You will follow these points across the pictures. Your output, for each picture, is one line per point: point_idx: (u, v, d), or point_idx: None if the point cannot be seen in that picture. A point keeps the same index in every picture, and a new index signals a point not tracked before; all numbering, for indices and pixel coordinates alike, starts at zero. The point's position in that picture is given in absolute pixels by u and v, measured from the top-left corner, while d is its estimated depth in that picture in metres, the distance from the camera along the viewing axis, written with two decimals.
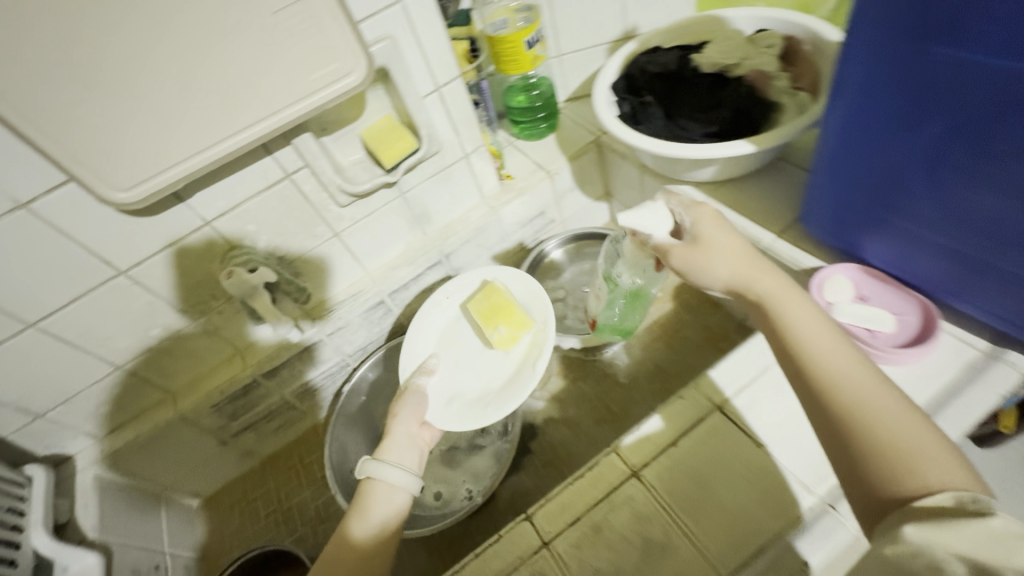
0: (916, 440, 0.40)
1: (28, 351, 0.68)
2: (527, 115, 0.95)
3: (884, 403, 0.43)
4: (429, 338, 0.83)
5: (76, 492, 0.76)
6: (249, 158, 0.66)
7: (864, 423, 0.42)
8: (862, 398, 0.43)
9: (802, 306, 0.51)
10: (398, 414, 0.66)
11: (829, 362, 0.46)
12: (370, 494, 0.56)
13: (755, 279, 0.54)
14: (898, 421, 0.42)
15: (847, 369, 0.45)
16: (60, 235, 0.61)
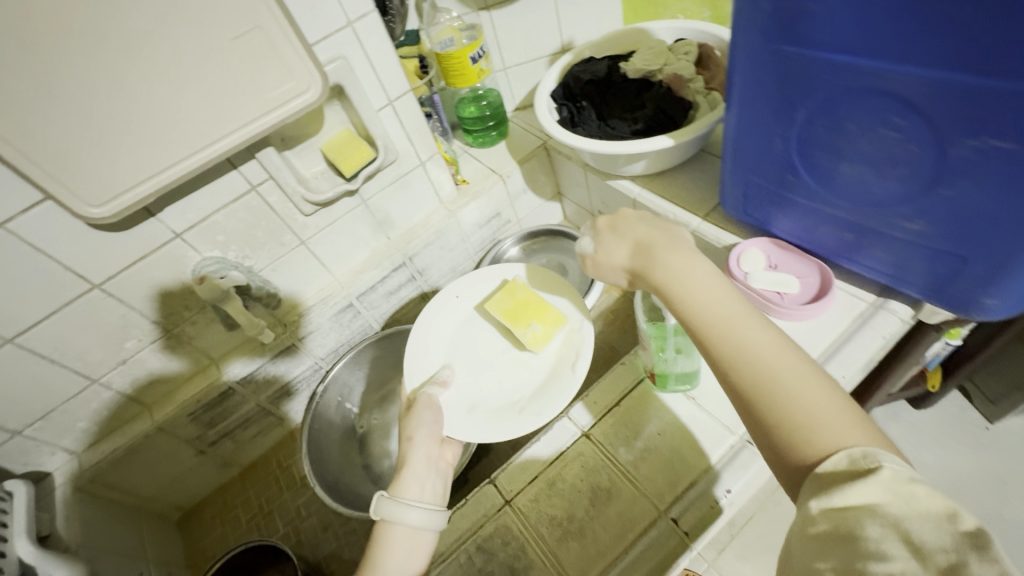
0: (817, 399, 0.41)
1: (5, 367, 0.70)
2: (478, 124, 1.02)
3: (796, 374, 0.43)
4: (441, 344, 0.78)
5: (56, 506, 0.78)
6: (215, 173, 0.71)
7: (774, 393, 0.42)
8: (772, 368, 0.43)
9: (700, 285, 0.49)
10: (414, 438, 0.62)
11: (746, 337, 0.45)
12: (389, 535, 0.53)
13: (670, 272, 0.50)
14: (806, 387, 0.42)
15: (761, 342, 0.45)
16: (36, 252, 0.64)
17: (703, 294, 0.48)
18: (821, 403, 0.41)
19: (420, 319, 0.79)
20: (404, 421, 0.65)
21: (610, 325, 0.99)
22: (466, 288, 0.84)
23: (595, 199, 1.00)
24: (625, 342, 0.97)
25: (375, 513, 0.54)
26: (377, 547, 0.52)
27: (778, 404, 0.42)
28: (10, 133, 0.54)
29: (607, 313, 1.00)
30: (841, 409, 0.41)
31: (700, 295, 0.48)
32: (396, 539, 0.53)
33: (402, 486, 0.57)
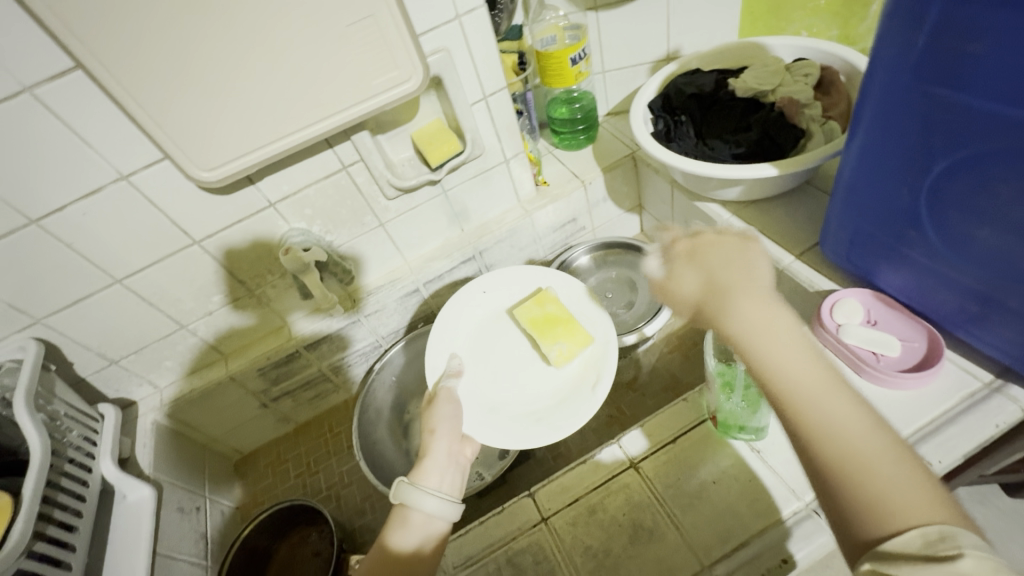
0: (899, 468, 0.36)
1: (112, 303, 0.77)
2: (568, 126, 1.00)
3: (869, 437, 0.37)
4: (466, 342, 0.82)
5: (138, 433, 0.87)
6: (313, 150, 0.74)
7: (844, 451, 0.37)
8: (843, 425, 0.38)
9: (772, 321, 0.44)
10: (435, 430, 0.62)
11: (819, 393, 0.40)
12: (404, 521, 0.53)
13: (734, 310, 0.45)
14: (878, 451, 0.37)
15: (835, 396, 0.39)
16: (150, 205, 0.70)
17: (772, 338, 0.43)
18: (897, 475, 0.36)
19: (447, 308, 0.83)
20: (427, 413, 0.66)
21: (673, 351, 0.95)
22: (493, 283, 0.87)
23: (678, 217, 0.96)
24: (687, 371, 0.92)
25: (394, 497, 0.54)
26: (392, 531, 0.52)
27: (850, 470, 0.37)
28: (144, 98, 0.58)
29: (672, 338, 0.96)
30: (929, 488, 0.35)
31: (771, 338, 0.43)
32: (413, 526, 0.52)
33: (423, 471, 0.57)
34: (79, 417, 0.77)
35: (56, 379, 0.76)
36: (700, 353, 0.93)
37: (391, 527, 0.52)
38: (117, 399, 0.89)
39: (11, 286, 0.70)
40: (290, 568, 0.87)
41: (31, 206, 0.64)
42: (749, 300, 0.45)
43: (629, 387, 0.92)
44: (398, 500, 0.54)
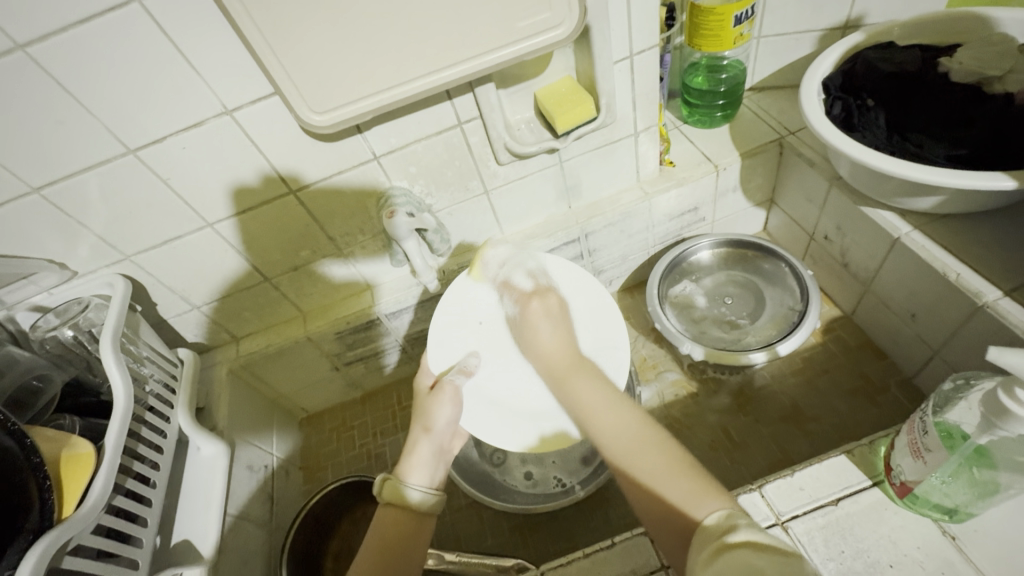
0: (678, 481, 0.47)
1: (200, 247, 0.72)
2: (705, 99, 0.86)
3: (630, 430, 0.53)
4: (470, 321, 0.72)
5: (213, 381, 0.83)
6: (430, 100, 0.65)
7: (611, 441, 0.53)
8: (607, 434, 0.54)
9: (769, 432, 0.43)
10: (428, 429, 0.63)
11: (604, 407, 0.57)
12: (389, 516, 0.58)
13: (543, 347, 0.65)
14: (627, 445, 0.52)
15: (618, 406, 0.56)
16: (250, 145, 0.63)
17: (569, 363, 0.63)
18: (651, 463, 0.49)
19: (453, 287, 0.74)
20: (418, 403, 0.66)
21: (795, 375, 0.83)
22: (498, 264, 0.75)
23: (827, 221, 0.81)
24: (812, 402, 0.80)
25: (380, 494, 0.59)
26: (380, 524, 0.57)
27: (659, 466, 0.49)
28: (261, 16, 0.50)
29: (796, 360, 0.84)
30: (701, 488, 0.46)
31: (593, 392, 0.59)
32: (399, 522, 0.57)
33: (410, 471, 0.61)
34: (159, 362, 0.73)
35: (142, 320, 0.73)
36: (830, 382, 0.81)
37: (379, 523, 0.58)
38: (196, 344, 0.86)
39: (104, 219, 0.65)
40: (350, 540, 0.85)
41: (130, 134, 0.58)
42: (555, 328, 0.66)
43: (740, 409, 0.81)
44: (385, 497, 0.59)
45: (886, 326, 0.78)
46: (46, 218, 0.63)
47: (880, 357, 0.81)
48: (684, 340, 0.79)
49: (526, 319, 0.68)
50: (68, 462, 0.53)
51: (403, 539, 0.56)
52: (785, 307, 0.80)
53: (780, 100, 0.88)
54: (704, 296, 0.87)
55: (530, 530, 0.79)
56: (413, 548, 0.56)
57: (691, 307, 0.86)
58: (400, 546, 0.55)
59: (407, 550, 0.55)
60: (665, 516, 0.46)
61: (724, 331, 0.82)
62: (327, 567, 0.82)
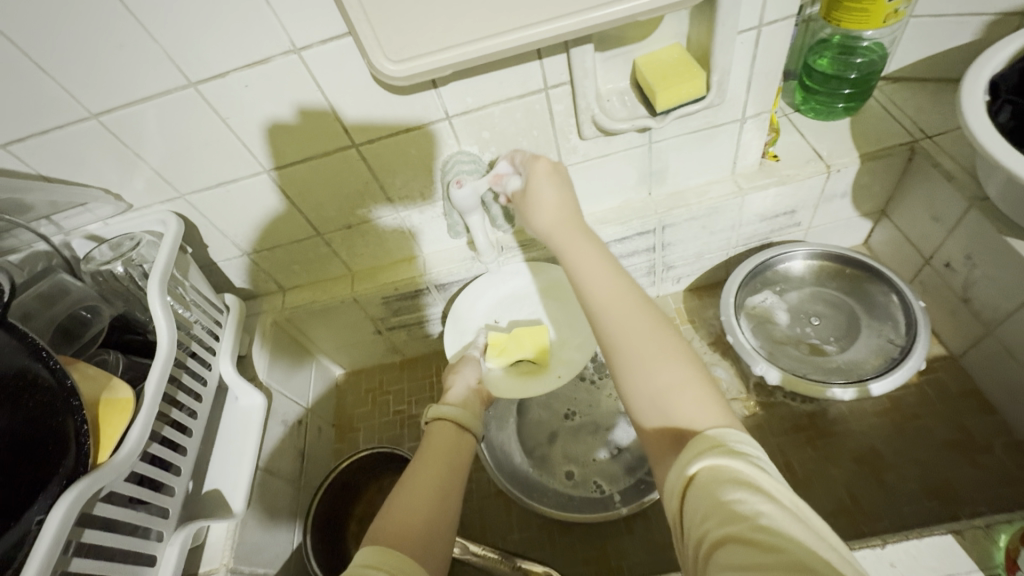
0: (674, 375, 0.43)
1: (256, 193, 0.69)
2: (829, 85, 0.74)
3: (615, 301, 0.49)
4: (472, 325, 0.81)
5: (256, 330, 0.82)
6: (518, 58, 0.57)
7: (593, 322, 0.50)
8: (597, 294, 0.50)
9: (620, 284, 0.50)
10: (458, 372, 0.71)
11: (591, 292, 0.50)
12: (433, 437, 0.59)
13: (543, 208, 0.57)
14: (612, 297, 0.49)
15: (612, 276, 0.51)
16: (317, 91, 0.58)
17: (568, 233, 0.55)
18: (631, 355, 0.45)
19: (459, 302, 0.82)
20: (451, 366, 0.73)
21: (881, 415, 0.73)
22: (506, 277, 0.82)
23: (953, 247, 0.70)
24: (896, 448, 0.71)
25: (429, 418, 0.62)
26: (429, 438, 0.59)
27: (654, 357, 0.44)
28: None
29: (883, 398, 0.75)
30: (689, 389, 0.42)
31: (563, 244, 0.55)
32: (447, 436, 0.59)
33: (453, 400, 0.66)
34: (205, 307, 0.71)
35: (191, 262, 0.70)
36: (921, 430, 0.71)
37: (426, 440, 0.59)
38: (243, 289, 0.84)
39: (160, 153, 0.62)
40: (375, 508, 0.83)
41: (190, 64, 0.53)
42: (556, 190, 0.57)
43: (809, 443, 0.73)
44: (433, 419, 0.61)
45: (1003, 378, 0.67)
46: (103, 146, 0.60)
47: (989, 411, 0.70)
48: (759, 360, 0.70)
49: (527, 186, 0.59)
50: (106, 406, 0.52)
51: (450, 451, 0.57)
52: (884, 340, 0.70)
53: (918, 96, 0.75)
54: (786, 312, 0.78)
55: (560, 532, 0.75)
56: (457, 464, 0.56)
57: (769, 322, 0.77)
58: (447, 458, 0.56)
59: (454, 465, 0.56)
60: (653, 419, 0.43)
61: (806, 355, 0.73)
62: (351, 531, 0.81)
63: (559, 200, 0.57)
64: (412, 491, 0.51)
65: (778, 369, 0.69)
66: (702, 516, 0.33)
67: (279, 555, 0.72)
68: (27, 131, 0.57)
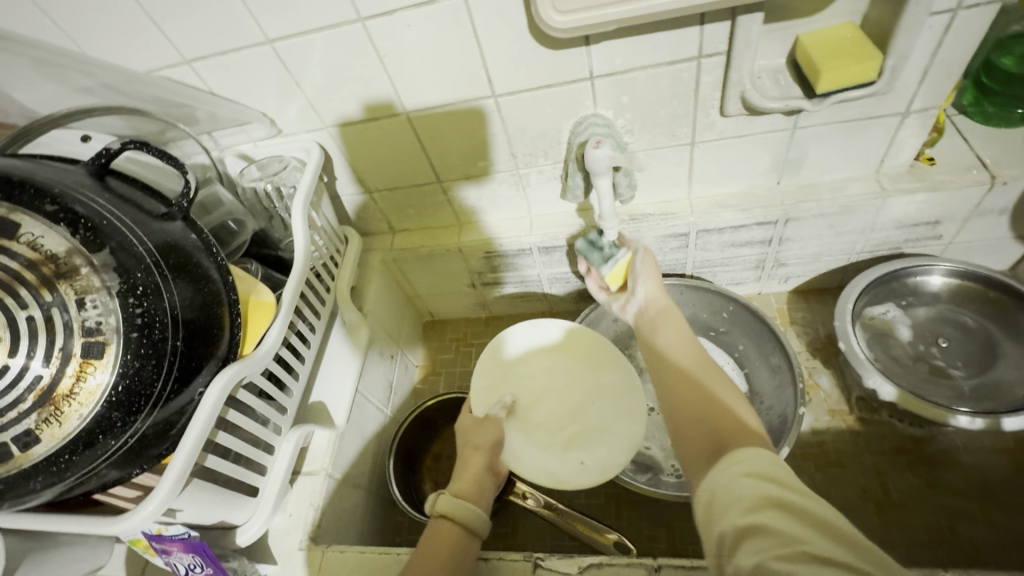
0: (744, 406, 0.48)
1: (390, 132, 0.72)
2: (1011, 88, 0.66)
3: (678, 329, 0.59)
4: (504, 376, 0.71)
5: (366, 265, 0.87)
6: (679, 21, 0.55)
7: (683, 343, 0.57)
8: (666, 343, 0.57)
9: (682, 342, 0.57)
10: (477, 446, 0.62)
11: (683, 347, 0.56)
12: (443, 528, 0.53)
13: (645, 294, 0.67)
14: (687, 358, 0.55)
15: (663, 315, 0.62)
16: (472, 37, 0.59)
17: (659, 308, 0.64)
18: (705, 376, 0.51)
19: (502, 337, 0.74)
20: (473, 427, 0.65)
21: (1003, 455, 0.67)
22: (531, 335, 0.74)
23: None
24: (1015, 493, 0.65)
25: (432, 509, 0.55)
26: (429, 536, 0.53)
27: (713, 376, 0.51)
28: None
29: (1008, 437, 0.68)
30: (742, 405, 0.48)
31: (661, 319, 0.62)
32: (451, 541, 0.52)
33: (464, 480, 0.58)
34: (330, 236, 0.77)
35: (323, 191, 0.76)
36: None
37: (427, 536, 0.53)
38: (358, 225, 0.89)
39: (317, 84, 0.66)
40: (448, 447, 0.87)
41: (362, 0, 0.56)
42: (650, 282, 0.67)
43: (911, 469, 0.69)
44: (438, 511, 0.54)
45: None
46: (269, 72, 0.65)
47: None
48: (871, 372, 0.66)
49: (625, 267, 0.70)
50: (255, 305, 0.57)
51: (456, 556, 0.51)
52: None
53: None
54: (908, 329, 0.72)
55: (627, 506, 0.76)
56: (462, 568, 0.51)
57: (887, 337, 0.72)
58: (449, 569, 0.50)
59: (461, 571, 0.50)
60: (694, 424, 0.48)
61: (924, 377, 0.68)
62: (426, 465, 0.86)
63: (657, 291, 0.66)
64: (418, 565, 0.49)
65: (894, 386, 0.65)
66: (732, 509, 0.38)
67: (365, 472, 0.78)
68: (211, 50, 0.62)
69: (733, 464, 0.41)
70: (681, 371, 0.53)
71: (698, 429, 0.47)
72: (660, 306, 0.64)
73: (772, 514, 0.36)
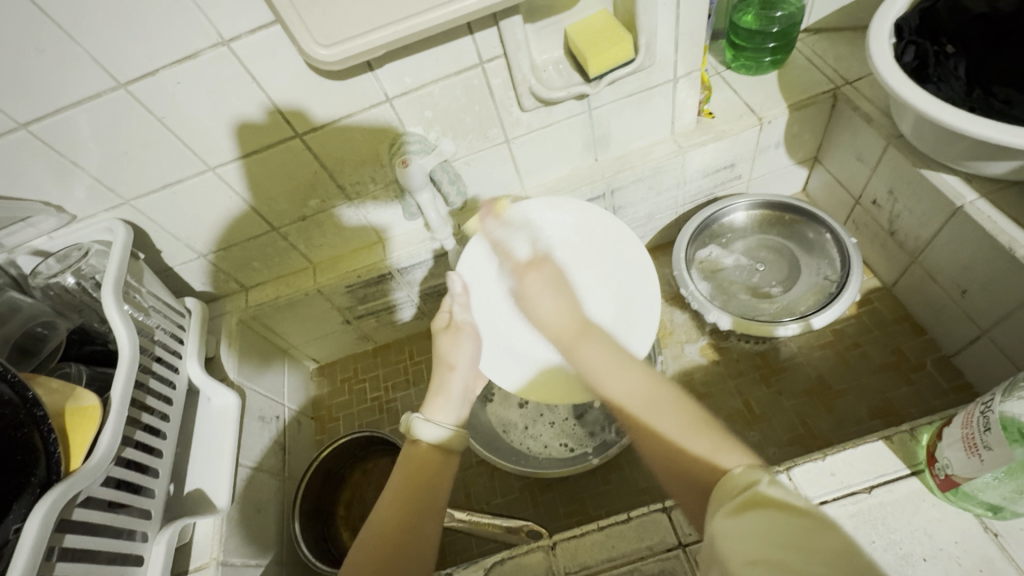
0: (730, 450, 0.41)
1: (203, 191, 0.68)
2: (754, 41, 0.76)
3: (640, 389, 0.50)
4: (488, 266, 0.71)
5: (222, 331, 0.82)
6: (450, 34, 0.58)
7: (638, 401, 0.49)
8: (619, 394, 0.51)
9: (630, 376, 0.52)
10: (454, 365, 0.65)
11: (605, 370, 0.55)
12: (417, 455, 0.56)
13: (546, 320, 0.63)
14: (630, 398, 0.50)
15: (585, 345, 0.59)
16: (250, 80, 0.57)
17: (578, 331, 0.61)
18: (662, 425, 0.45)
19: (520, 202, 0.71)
20: (445, 342, 0.66)
21: (827, 348, 0.79)
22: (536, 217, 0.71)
23: (878, 185, 0.74)
24: (842, 377, 0.76)
25: (406, 436, 0.58)
26: (406, 463, 0.55)
27: (653, 412, 0.47)
28: None
29: (827, 333, 0.80)
30: (699, 428, 0.44)
31: (593, 366, 0.56)
32: (427, 464, 0.55)
33: (439, 407, 0.61)
34: (165, 312, 0.71)
35: (145, 268, 0.70)
36: (862, 357, 0.77)
37: (403, 465, 0.55)
38: (203, 293, 0.84)
39: (100, 159, 0.61)
40: (361, 492, 0.84)
41: (119, 65, 0.53)
42: (556, 298, 0.65)
43: (762, 381, 0.78)
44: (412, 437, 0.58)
45: (930, 301, 0.73)
46: (36, 156, 0.59)
47: (921, 334, 0.77)
48: (709, 308, 0.74)
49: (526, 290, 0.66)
50: (73, 415, 0.51)
51: (433, 477, 0.54)
52: (821, 277, 0.76)
53: (837, 45, 0.79)
54: (735, 261, 0.82)
55: (541, 491, 0.79)
56: (438, 493, 0.53)
57: (720, 273, 0.81)
58: (421, 499, 0.52)
59: (427, 503, 0.52)
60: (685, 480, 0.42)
61: (754, 300, 0.78)
62: (339, 516, 0.83)
63: (562, 305, 0.64)
64: (393, 501, 0.52)
65: (728, 315, 0.73)
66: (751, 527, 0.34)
67: (269, 546, 0.73)
68: None
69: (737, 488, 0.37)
70: (645, 432, 0.47)
71: (695, 475, 0.41)
72: (609, 362, 0.55)
73: (815, 559, 0.30)
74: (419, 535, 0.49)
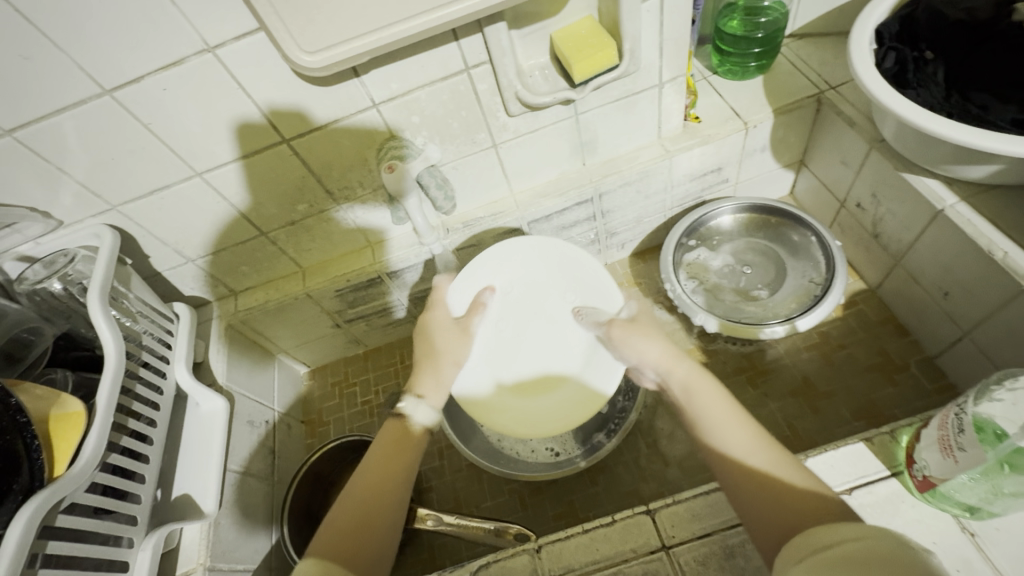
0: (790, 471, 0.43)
1: (190, 197, 0.68)
2: (739, 46, 0.77)
3: (756, 448, 0.45)
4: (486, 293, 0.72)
5: (210, 336, 0.82)
6: (435, 40, 0.59)
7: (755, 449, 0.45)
8: (722, 438, 0.46)
9: (716, 400, 0.50)
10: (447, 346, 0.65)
11: (717, 429, 0.47)
12: (396, 429, 0.55)
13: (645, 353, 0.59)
14: (753, 450, 0.45)
15: (679, 365, 0.55)
16: (236, 87, 0.58)
17: (690, 372, 0.54)
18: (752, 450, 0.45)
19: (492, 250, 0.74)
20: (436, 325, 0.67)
21: (813, 350, 0.79)
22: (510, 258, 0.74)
23: (861, 188, 0.75)
24: (828, 378, 0.77)
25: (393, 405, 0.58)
26: (383, 437, 0.55)
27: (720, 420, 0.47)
28: None
29: (814, 335, 0.81)
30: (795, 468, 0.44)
31: (710, 410, 0.49)
32: (404, 440, 0.54)
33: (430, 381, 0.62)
34: (154, 317, 0.71)
35: (132, 273, 0.70)
36: (847, 358, 0.78)
37: (382, 438, 0.55)
38: (192, 297, 0.84)
39: (86, 164, 0.61)
40: None
41: (105, 71, 0.53)
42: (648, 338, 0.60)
43: (749, 385, 0.79)
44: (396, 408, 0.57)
45: (913, 302, 0.74)
46: (21, 162, 0.58)
47: (906, 336, 0.77)
48: (695, 311, 0.75)
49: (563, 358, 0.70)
50: (58, 421, 0.51)
51: (403, 460, 0.53)
52: (806, 280, 0.76)
53: (822, 50, 0.80)
54: (721, 265, 0.83)
55: (531, 495, 0.79)
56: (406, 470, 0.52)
57: (707, 276, 0.82)
58: (393, 476, 0.51)
59: (397, 480, 0.51)
60: (780, 514, 0.41)
61: (740, 303, 0.79)
62: None
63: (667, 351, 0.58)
64: (360, 477, 0.51)
65: (714, 318, 0.74)
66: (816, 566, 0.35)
67: (258, 550, 0.73)
68: None
69: (816, 548, 0.36)
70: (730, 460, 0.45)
71: (782, 508, 0.41)
72: (718, 410, 0.49)
73: None
74: (380, 519, 0.48)
